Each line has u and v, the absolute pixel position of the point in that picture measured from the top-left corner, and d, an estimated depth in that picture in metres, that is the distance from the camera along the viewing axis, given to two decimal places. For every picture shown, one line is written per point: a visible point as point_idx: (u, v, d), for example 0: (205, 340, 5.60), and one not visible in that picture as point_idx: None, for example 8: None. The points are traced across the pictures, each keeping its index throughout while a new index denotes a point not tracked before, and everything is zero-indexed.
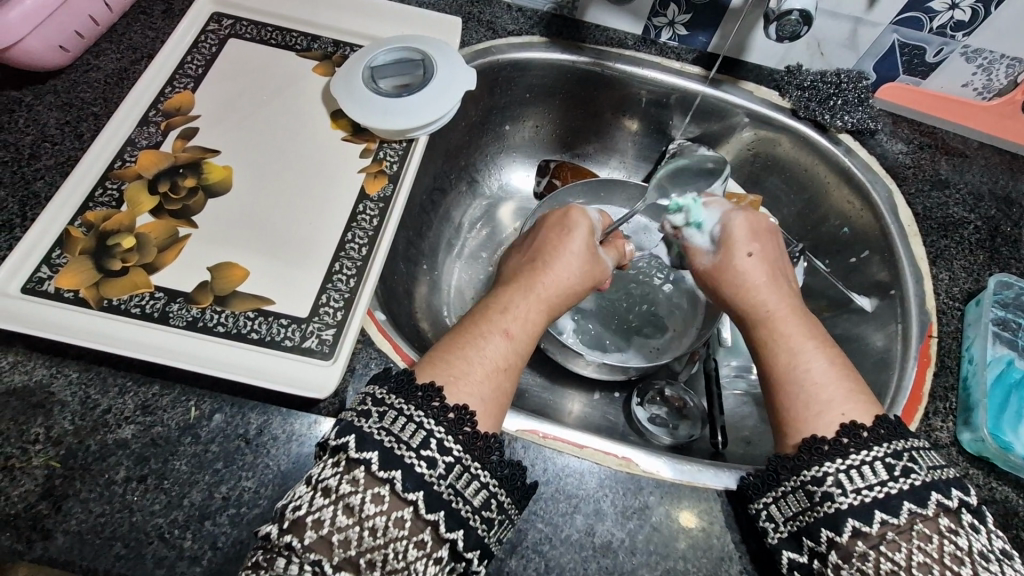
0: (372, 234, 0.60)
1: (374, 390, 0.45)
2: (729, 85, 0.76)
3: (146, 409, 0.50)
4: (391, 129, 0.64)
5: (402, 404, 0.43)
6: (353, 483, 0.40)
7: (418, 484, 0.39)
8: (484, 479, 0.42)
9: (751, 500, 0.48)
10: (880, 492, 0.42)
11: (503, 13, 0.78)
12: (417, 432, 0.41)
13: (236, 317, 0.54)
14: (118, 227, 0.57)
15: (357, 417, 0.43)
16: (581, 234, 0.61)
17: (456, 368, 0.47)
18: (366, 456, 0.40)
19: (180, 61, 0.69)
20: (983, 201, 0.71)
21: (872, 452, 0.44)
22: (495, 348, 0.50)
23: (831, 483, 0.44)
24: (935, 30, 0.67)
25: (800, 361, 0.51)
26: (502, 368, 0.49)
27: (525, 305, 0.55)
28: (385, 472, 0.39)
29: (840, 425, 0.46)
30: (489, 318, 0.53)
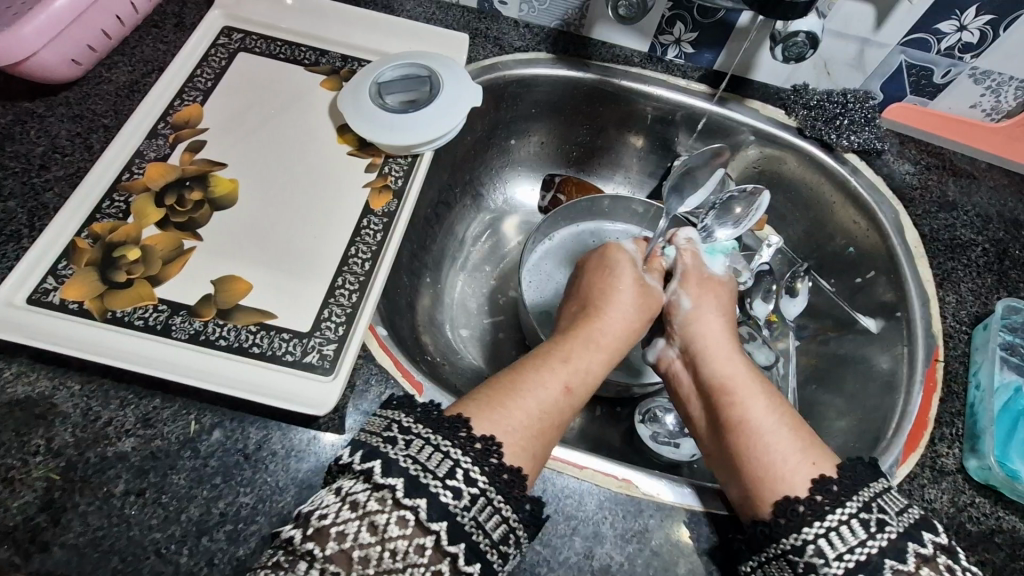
0: (376, 249, 0.60)
1: (400, 417, 0.44)
2: (735, 104, 0.76)
3: (147, 422, 0.50)
4: (396, 144, 0.64)
5: (431, 433, 0.43)
6: (373, 503, 0.39)
7: (442, 514, 0.39)
8: (503, 511, 0.41)
9: (740, 560, 0.47)
10: (863, 555, 0.41)
11: (510, 29, 0.78)
12: (445, 461, 0.41)
13: (238, 331, 0.54)
14: (124, 239, 0.58)
15: (383, 442, 0.42)
16: (626, 272, 0.63)
17: (515, 419, 0.47)
18: (391, 481, 0.39)
19: (190, 74, 0.70)
20: (992, 223, 0.70)
21: (847, 510, 0.43)
22: (551, 398, 0.50)
23: (813, 552, 0.43)
24: (943, 52, 0.67)
25: (753, 420, 0.51)
26: (554, 422, 0.50)
27: (587, 356, 0.56)
28: (411, 499, 0.39)
29: (813, 480, 0.46)
30: (551, 365, 0.53)
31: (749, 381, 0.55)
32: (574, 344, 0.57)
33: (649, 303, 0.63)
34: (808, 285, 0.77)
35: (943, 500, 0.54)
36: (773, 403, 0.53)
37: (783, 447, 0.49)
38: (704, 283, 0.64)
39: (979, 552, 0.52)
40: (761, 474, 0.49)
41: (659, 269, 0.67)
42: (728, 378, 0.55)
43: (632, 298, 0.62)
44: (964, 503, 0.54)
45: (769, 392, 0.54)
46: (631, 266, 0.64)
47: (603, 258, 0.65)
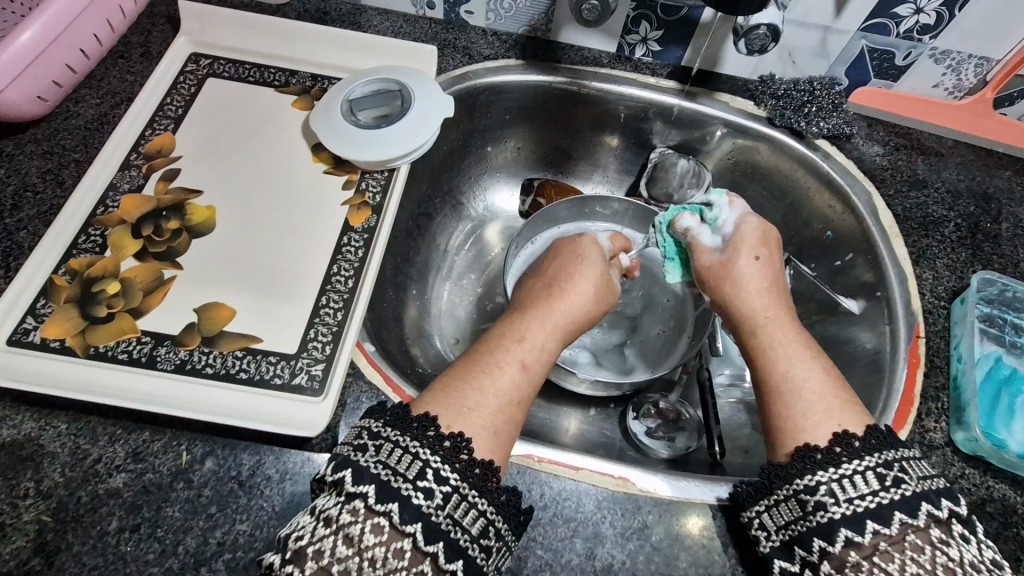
0: (358, 266, 0.60)
1: (368, 424, 0.44)
2: (706, 98, 0.77)
3: (137, 456, 0.50)
4: (371, 160, 0.64)
5: (398, 436, 0.43)
6: (344, 513, 0.40)
7: (416, 515, 0.39)
8: (477, 503, 0.41)
9: (744, 508, 0.48)
10: (872, 503, 0.42)
11: (478, 38, 0.79)
12: (413, 462, 0.41)
13: (224, 357, 0.54)
14: (103, 273, 0.57)
15: (354, 451, 0.43)
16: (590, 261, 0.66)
17: (469, 401, 0.47)
18: (363, 489, 0.40)
19: (160, 103, 0.69)
20: (962, 198, 0.72)
21: (863, 463, 0.44)
22: (511, 378, 0.51)
23: (824, 492, 0.44)
24: (902, 35, 0.68)
25: (790, 377, 0.52)
26: (514, 400, 0.50)
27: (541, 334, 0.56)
28: (383, 505, 0.39)
29: (834, 434, 0.47)
30: (506, 347, 0.54)
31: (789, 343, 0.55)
32: (531, 326, 0.57)
33: (607, 290, 0.65)
34: (789, 272, 0.78)
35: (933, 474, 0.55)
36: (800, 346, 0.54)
37: (812, 398, 0.50)
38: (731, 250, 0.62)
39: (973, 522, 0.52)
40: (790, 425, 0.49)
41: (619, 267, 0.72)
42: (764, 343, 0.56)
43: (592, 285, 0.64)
44: (954, 475, 0.55)
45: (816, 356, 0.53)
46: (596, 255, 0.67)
47: (575, 245, 0.68)
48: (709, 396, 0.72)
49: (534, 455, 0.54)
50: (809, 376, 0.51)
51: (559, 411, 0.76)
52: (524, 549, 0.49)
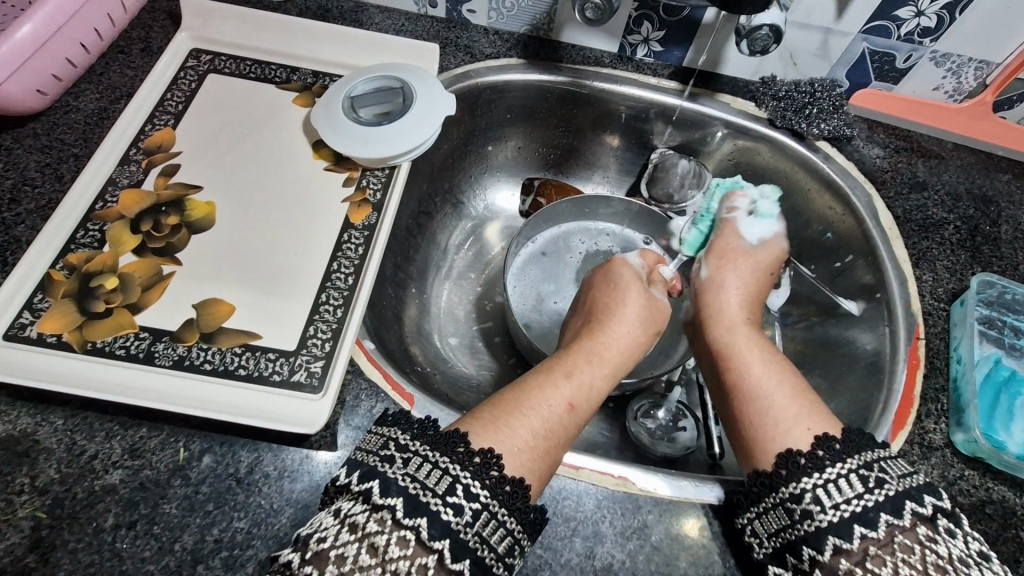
0: (359, 263, 0.60)
1: (396, 435, 0.44)
2: (707, 99, 0.77)
3: (135, 452, 0.49)
4: (373, 157, 0.64)
5: (428, 450, 0.42)
6: (373, 523, 0.39)
7: (444, 531, 0.39)
8: (507, 525, 0.42)
9: (737, 515, 0.48)
10: (858, 506, 0.42)
11: (479, 37, 0.79)
12: (444, 478, 0.41)
13: (223, 354, 0.54)
14: (101, 268, 0.57)
15: (380, 462, 0.42)
16: (635, 287, 0.66)
17: (510, 433, 0.47)
18: (391, 502, 0.39)
19: (160, 99, 0.69)
20: (962, 201, 0.72)
21: (846, 466, 0.44)
22: (558, 416, 0.51)
23: (810, 500, 0.44)
24: (903, 38, 0.69)
25: (760, 387, 0.53)
26: (557, 440, 0.49)
27: (592, 372, 0.56)
28: (411, 519, 0.39)
29: (815, 438, 0.47)
30: (556, 381, 0.54)
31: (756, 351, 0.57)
32: (588, 357, 0.58)
33: (654, 316, 0.65)
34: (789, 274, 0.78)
35: (933, 475, 0.55)
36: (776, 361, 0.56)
37: (786, 404, 0.51)
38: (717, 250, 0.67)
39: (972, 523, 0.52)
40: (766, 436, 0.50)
41: (661, 282, 0.71)
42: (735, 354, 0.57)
43: (637, 315, 0.64)
44: (953, 476, 0.55)
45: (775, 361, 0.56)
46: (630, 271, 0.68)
47: (614, 271, 0.68)
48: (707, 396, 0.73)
49: None
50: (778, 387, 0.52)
51: None
52: (524, 548, 0.49)
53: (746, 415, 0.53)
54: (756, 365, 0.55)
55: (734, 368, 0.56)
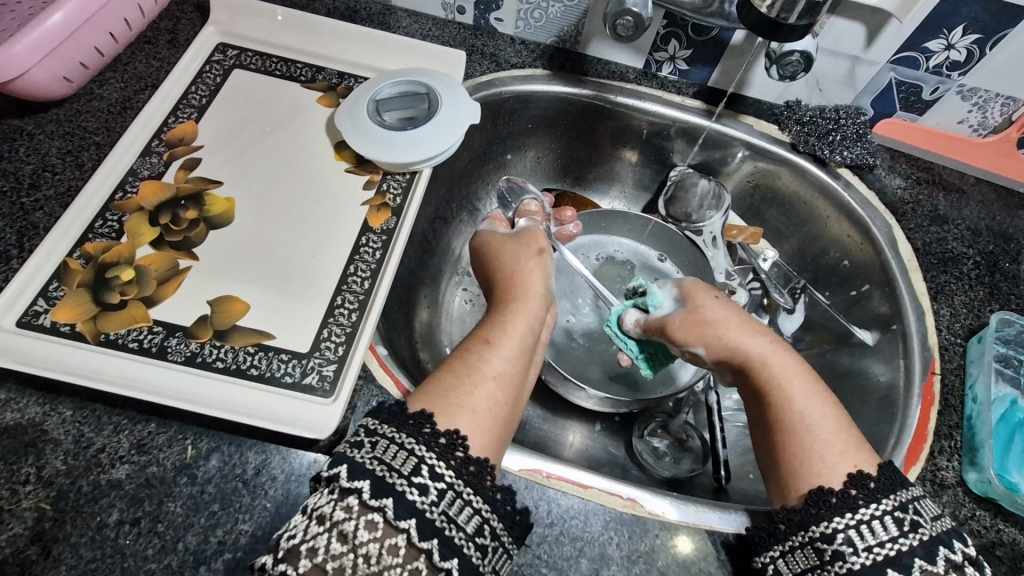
0: (376, 267, 0.60)
1: (368, 421, 0.45)
2: (729, 119, 0.77)
3: (141, 448, 0.49)
4: (395, 161, 0.64)
5: (393, 432, 0.43)
6: (336, 504, 0.39)
7: (410, 511, 0.39)
8: (472, 502, 0.41)
9: (757, 552, 0.47)
10: (892, 550, 0.42)
11: (506, 46, 0.79)
12: (408, 458, 0.41)
13: (235, 352, 0.53)
14: (117, 259, 0.57)
15: (350, 448, 0.43)
16: (501, 250, 0.67)
17: (449, 400, 0.48)
18: (358, 485, 0.39)
19: (184, 92, 0.69)
20: (981, 236, 0.71)
21: (881, 506, 0.44)
22: (491, 367, 0.52)
23: (843, 541, 0.43)
24: (932, 70, 0.68)
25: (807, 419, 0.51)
26: (504, 383, 0.51)
27: (513, 324, 0.57)
28: (376, 500, 0.39)
29: (849, 475, 0.47)
30: (477, 342, 0.54)
31: (793, 375, 0.54)
32: (512, 310, 0.59)
33: (527, 244, 0.67)
34: (803, 300, 0.78)
35: (944, 514, 0.54)
36: (807, 378, 0.54)
37: (829, 436, 0.50)
38: (690, 323, 0.60)
39: (982, 565, 0.52)
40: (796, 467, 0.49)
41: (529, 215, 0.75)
42: (769, 381, 0.54)
43: (520, 260, 0.64)
44: (964, 516, 0.54)
45: (806, 379, 0.54)
46: (493, 235, 0.69)
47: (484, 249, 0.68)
48: (717, 419, 0.71)
49: (544, 470, 0.53)
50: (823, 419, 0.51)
51: (564, 425, 0.76)
52: (530, 567, 0.48)
53: (789, 450, 0.50)
54: (802, 399, 0.52)
55: (777, 403, 0.53)
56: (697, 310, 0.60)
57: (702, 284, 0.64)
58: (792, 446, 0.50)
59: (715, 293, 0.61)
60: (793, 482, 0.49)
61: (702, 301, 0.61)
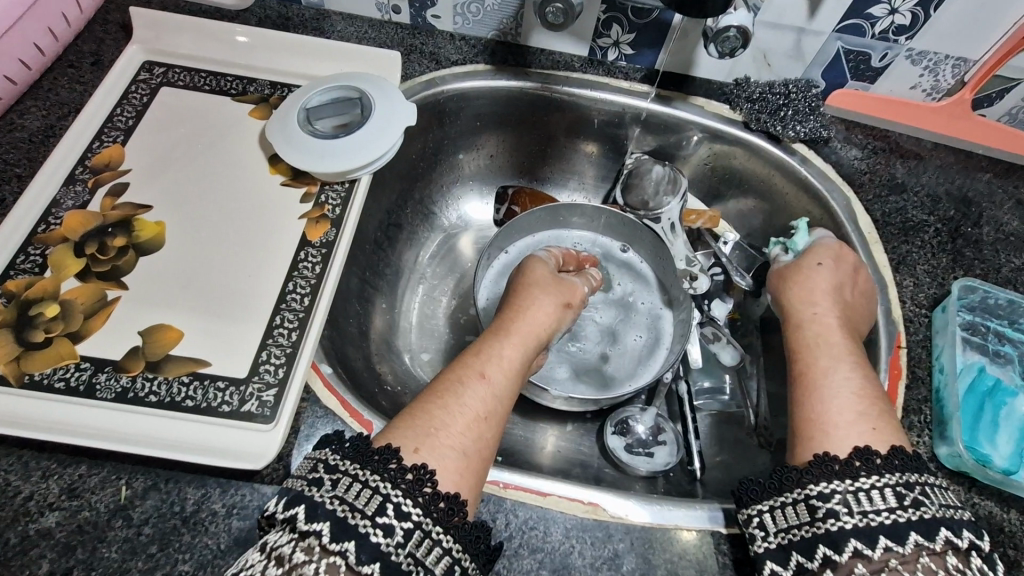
0: (315, 282, 0.57)
1: (326, 456, 0.42)
2: (679, 102, 0.75)
3: (73, 492, 0.46)
4: (330, 172, 0.62)
5: (358, 469, 0.40)
6: (297, 544, 0.37)
7: (374, 555, 0.37)
8: (445, 543, 0.39)
9: (743, 505, 0.45)
10: (888, 519, 0.40)
11: (446, 43, 0.76)
12: (373, 498, 0.39)
13: (170, 384, 0.51)
14: (41, 295, 0.54)
15: (307, 486, 0.40)
16: (540, 269, 0.65)
17: (427, 428, 0.45)
18: (317, 527, 0.37)
19: (109, 114, 0.66)
20: (942, 202, 0.70)
21: (884, 478, 0.42)
22: (477, 396, 0.48)
23: (838, 501, 0.41)
24: (878, 36, 0.67)
25: (831, 373, 0.51)
26: (487, 416, 0.48)
27: (507, 351, 0.54)
28: (338, 543, 0.37)
29: (854, 448, 0.44)
30: (469, 366, 0.51)
31: (840, 349, 0.53)
32: (508, 343, 0.55)
33: (564, 290, 0.65)
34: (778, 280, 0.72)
35: None
36: (846, 350, 0.53)
37: (844, 407, 0.47)
38: (788, 272, 0.63)
39: None
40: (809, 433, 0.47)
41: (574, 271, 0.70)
42: (806, 342, 0.55)
43: (552, 295, 0.63)
44: None
45: (848, 354, 0.52)
46: (542, 265, 0.66)
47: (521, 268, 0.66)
48: (689, 409, 0.71)
49: (500, 481, 0.51)
50: (845, 385, 0.49)
51: (535, 427, 0.74)
52: None
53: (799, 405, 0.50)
54: (829, 363, 0.52)
55: (802, 359, 0.54)
56: (796, 270, 0.62)
57: (840, 249, 0.62)
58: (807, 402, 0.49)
59: (825, 259, 0.61)
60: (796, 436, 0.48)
61: (815, 262, 0.61)
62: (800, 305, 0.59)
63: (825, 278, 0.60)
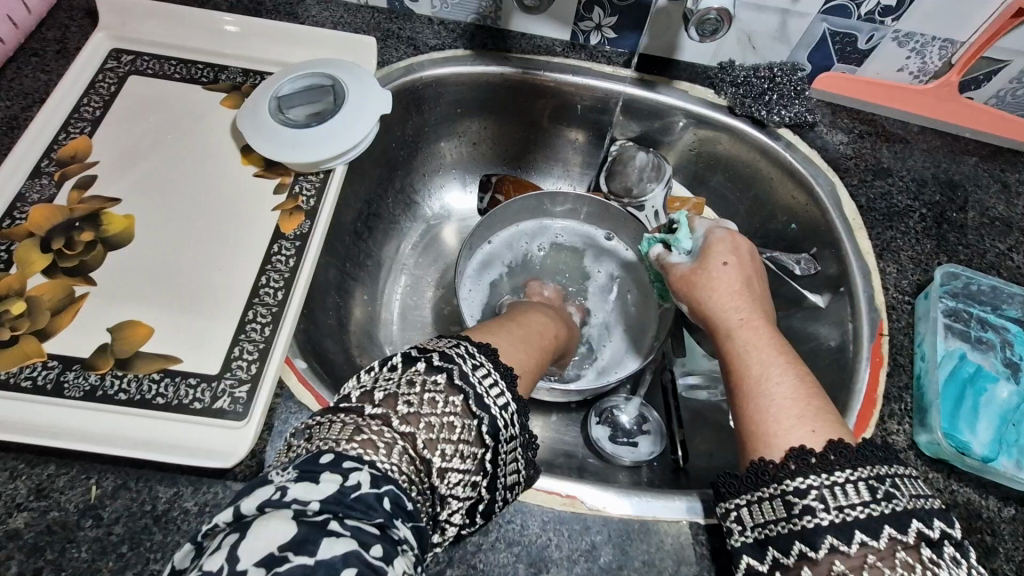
0: (289, 276, 0.56)
1: (466, 342, 0.44)
2: (663, 87, 0.73)
3: (41, 493, 0.46)
4: (303, 162, 0.60)
5: (495, 365, 0.43)
6: (431, 386, 0.39)
7: (496, 433, 0.40)
8: (518, 456, 0.43)
9: (722, 499, 0.44)
10: (862, 513, 0.38)
11: (424, 27, 0.74)
12: (500, 390, 0.41)
13: (140, 381, 0.50)
14: (5, 292, 0.52)
15: (455, 353, 0.42)
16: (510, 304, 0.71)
17: (495, 332, 0.50)
18: (464, 390, 0.40)
19: (75, 105, 0.64)
20: (927, 187, 0.69)
21: (856, 472, 0.39)
22: (535, 327, 0.56)
23: (814, 497, 0.39)
24: (864, 17, 0.65)
25: (767, 376, 0.47)
26: (541, 339, 0.54)
27: (537, 314, 0.60)
28: (479, 410, 0.39)
29: (827, 442, 0.42)
30: (523, 316, 0.59)
31: (763, 350, 0.49)
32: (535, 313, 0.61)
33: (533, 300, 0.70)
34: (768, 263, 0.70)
35: None
36: (776, 349, 0.49)
37: (786, 403, 0.45)
38: (685, 280, 0.58)
39: None
40: (756, 439, 0.44)
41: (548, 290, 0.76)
42: (733, 350, 0.50)
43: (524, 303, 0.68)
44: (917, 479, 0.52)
45: (778, 350, 0.49)
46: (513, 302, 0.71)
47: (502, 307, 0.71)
48: (672, 398, 0.70)
49: None
50: (782, 382, 0.46)
51: None
52: None
53: (744, 415, 0.46)
54: (761, 366, 0.48)
55: (735, 371, 0.49)
56: (693, 278, 0.57)
57: (733, 239, 0.58)
58: (748, 409, 0.46)
59: (728, 258, 0.56)
60: (750, 440, 0.45)
61: (718, 261, 0.56)
62: (717, 311, 0.54)
63: (733, 278, 0.55)
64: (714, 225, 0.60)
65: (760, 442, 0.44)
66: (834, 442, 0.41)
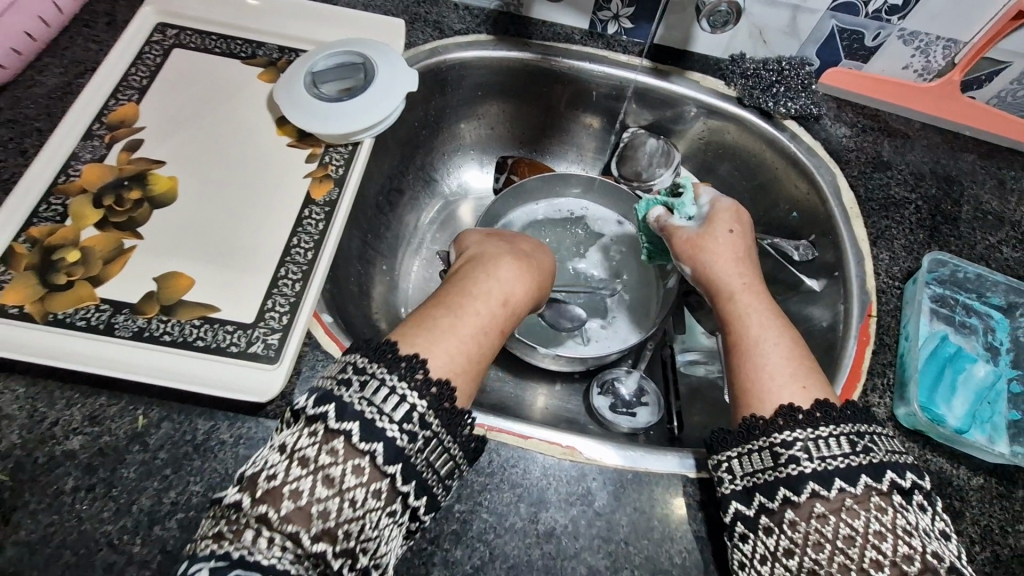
0: (319, 238, 0.61)
1: (354, 359, 0.43)
2: (675, 76, 0.77)
3: (94, 419, 0.51)
4: (333, 134, 0.65)
5: (385, 372, 0.42)
6: (308, 440, 0.39)
7: (396, 455, 0.39)
8: (447, 448, 0.42)
9: (714, 453, 0.48)
10: (842, 463, 0.42)
11: (449, 12, 0.78)
12: (398, 401, 0.41)
13: (182, 325, 0.55)
14: (63, 242, 0.58)
15: (336, 386, 0.42)
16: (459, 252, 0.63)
17: (443, 329, 0.47)
18: (347, 427, 0.39)
19: (124, 74, 0.69)
20: (925, 181, 0.72)
21: (839, 428, 0.44)
22: (489, 309, 0.51)
23: (799, 448, 0.43)
24: (871, 15, 0.68)
25: (762, 338, 0.51)
26: (495, 328, 0.50)
27: (512, 272, 0.55)
28: (366, 444, 0.39)
29: (814, 401, 0.46)
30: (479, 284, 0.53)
31: (761, 314, 0.53)
32: (502, 268, 0.55)
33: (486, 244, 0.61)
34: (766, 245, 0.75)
35: None
36: (771, 313, 0.53)
37: (779, 363, 0.49)
38: (688, 242, 0.61)
39: None
40: (749, 395, 0.48)
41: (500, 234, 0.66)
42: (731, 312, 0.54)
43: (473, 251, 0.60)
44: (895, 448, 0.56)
45: (773, 313, 0.53)
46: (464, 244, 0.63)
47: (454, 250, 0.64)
48: (671, 372, 0.74)
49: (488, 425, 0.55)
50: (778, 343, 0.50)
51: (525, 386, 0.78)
52: (470, 512, 0.50)
53: (739, 373, 0.50)
54: (759, 328, 0.52)
55: (732, 331, 0.53)
56: (697, 241, 0.60)
57: (738, 210, 0.62)
58: (743, 367, 0.50)
59: (733, 227, 0.60)
60: (744, 396, 0.49)
61: (724, 229, 0.60)
62: (718, 273, 0.58)
63: (737, 244, 0.59)
64: (721, 195, 0.64)
65: (753, 398, 0.48)
66: (820, 402, 0.46)
